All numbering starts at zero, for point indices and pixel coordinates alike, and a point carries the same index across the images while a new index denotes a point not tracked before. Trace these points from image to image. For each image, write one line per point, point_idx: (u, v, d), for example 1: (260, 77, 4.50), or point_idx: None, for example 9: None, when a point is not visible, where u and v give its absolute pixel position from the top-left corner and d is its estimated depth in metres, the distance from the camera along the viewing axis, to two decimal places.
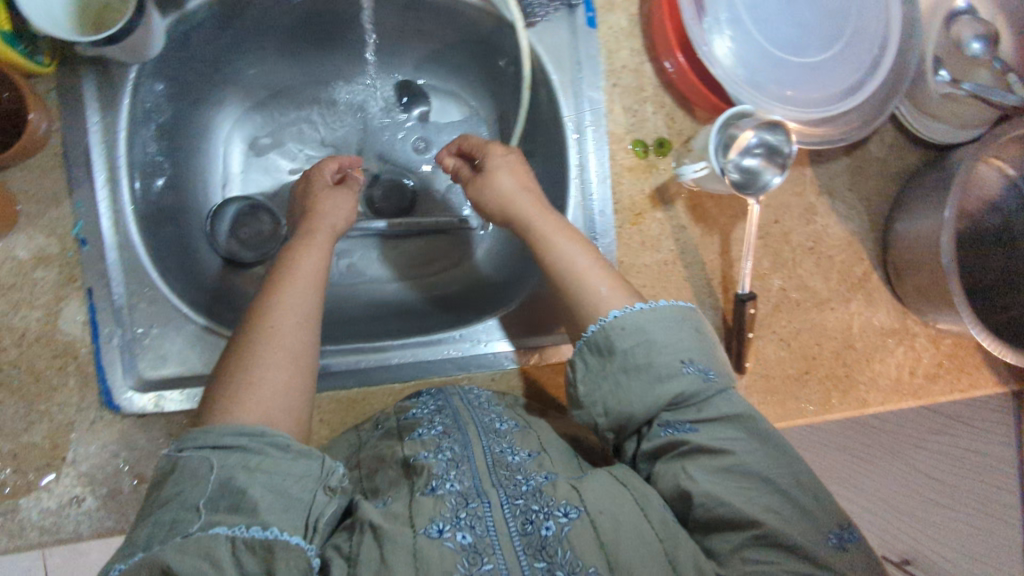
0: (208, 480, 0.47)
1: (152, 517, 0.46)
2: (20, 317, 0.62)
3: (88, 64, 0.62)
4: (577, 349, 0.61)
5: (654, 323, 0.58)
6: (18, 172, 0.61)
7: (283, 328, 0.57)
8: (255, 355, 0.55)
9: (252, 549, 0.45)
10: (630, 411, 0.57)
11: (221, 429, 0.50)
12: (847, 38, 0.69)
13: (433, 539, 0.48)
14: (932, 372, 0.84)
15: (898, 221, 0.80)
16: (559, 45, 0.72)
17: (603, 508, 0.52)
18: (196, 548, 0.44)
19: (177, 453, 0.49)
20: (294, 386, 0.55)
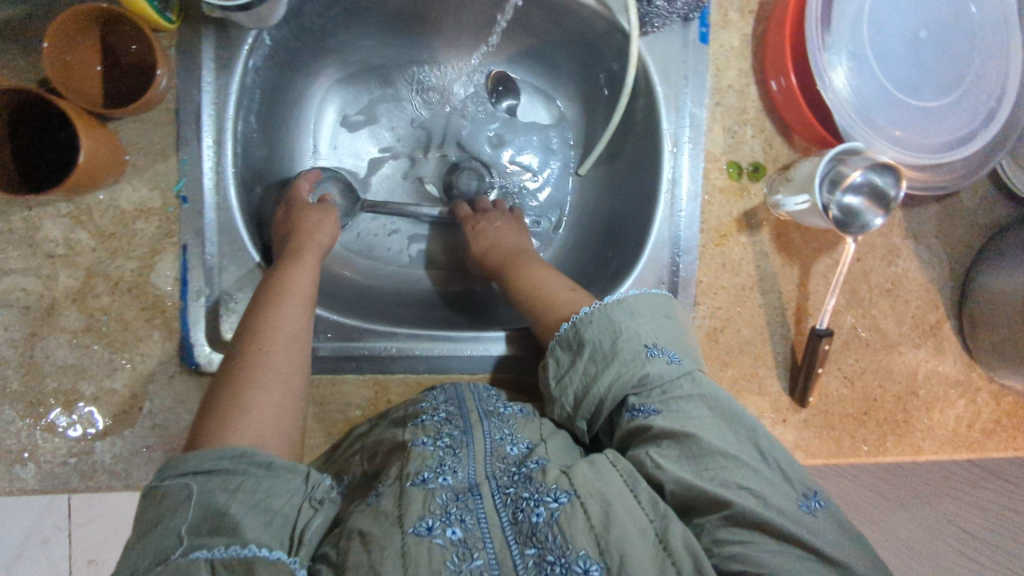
0: (187, 506, 0.45)
1: (132, 549, 0.44)
2: (116, 265, 0.62)
3: (212, 24, 0.62)
4: (552, 347, 0.62)
5: (620, 311, 0.59)
6: (131, 124, 0.62)
7: (275, 353, 0.56)
8: (243, 377, 0.54)
9: (233, 567, 0.42)
10: (600, 398, 0.57)
11: (204, 453, 0.48)
12: (965, 86, 0.69)
13: (422, 537, 0.46)
14: (989, 428, 0.82)
15: (980, 274, 0.78)
16: (669, 57, 0.72)
17: (593, 490, 0.49)
18: (173, 574, 0.41)
19: (157, 482, 0.47)
20: (282, 413, 0.54)
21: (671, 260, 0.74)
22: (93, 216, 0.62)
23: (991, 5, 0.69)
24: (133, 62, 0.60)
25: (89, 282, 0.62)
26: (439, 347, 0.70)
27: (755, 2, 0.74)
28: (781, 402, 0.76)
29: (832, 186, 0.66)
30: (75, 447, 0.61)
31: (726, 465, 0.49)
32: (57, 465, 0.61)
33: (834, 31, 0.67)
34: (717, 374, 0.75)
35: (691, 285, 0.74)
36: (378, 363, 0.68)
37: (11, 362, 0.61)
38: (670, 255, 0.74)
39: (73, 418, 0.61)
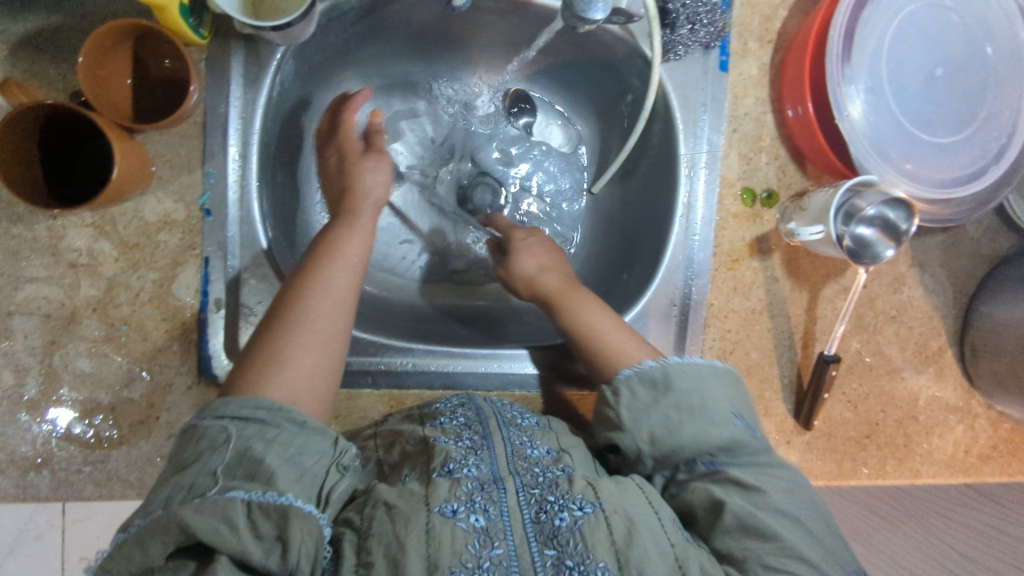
0: (225, 447, 0.48)
1: (171, 479, 0.47)
2: (138, 276, 0.63)
3: (241, 39, 0.62)
4: (622, 378, 0.62)
5: (711, 373, 0.62)
6: (158, 136, 0.63)
7: (320, 314, 0.57)
8: (286, 332, 0.56)
9: (266, 513, 0.46)
10: (679, 445, 0.58)
11: (243, 400, 0.50)
12: (977, 123, 0.71)
13: (447, 518, 0.48)
14: (985, 454, 0.84)
15: (983, 303, 0.80)
16: (689, 84, 0.72)
17: (618, 508, 0.52)
18: (211, 508, 0.45)
19: (198, 421, 0.50)
20: (317, 370, 0.55)
21: (684, 283, 0.75)
22: (117, 226, 0.62)
23: (1005, 45, 0.71)
24: (163, 77, 0.60)
25: (110, 292, 0.62)
26: (453, 363, 0.70)
27: (774, 31, 0.74)
28: (786, 424, 0.78)
29: (846, 218, 0.66)
30: (90, 455, 0.62)
31: (789, 524, 0.55)
32: (72, 473, 0.61)
33: (853, 63, 0.68)
34: None
35: (702, 307, 0.75)
36: (394, 377, 0.69)
37: (31, 369, 0.61)
38: (683, 278, 0.75)
39: (88, 427, 0.62)
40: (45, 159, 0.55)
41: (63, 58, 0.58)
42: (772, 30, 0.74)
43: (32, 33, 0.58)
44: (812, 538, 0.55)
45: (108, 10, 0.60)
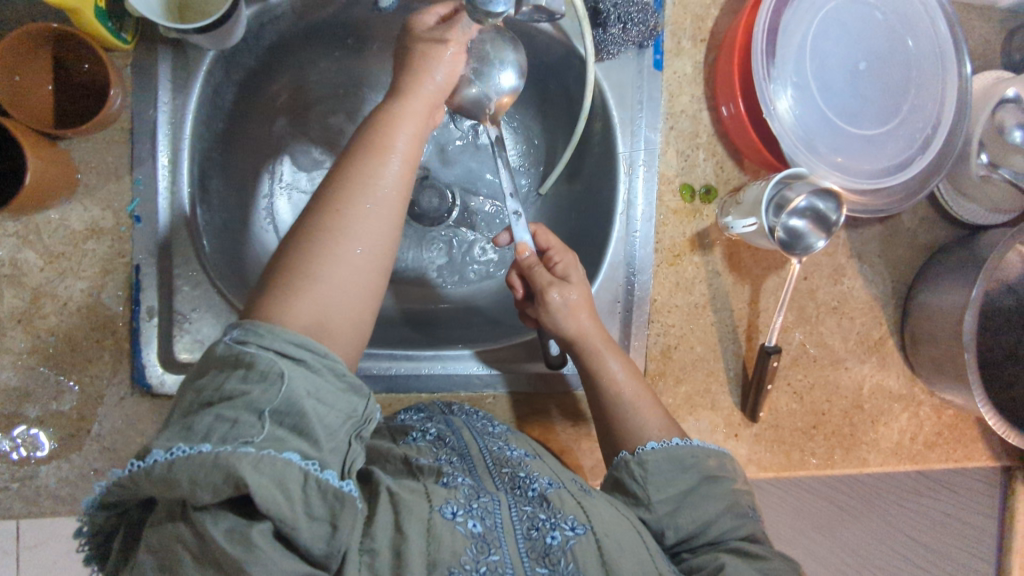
0: (276, 390, 0.42)
1: (215, 409, 0.41)
2: (65, 285, 0.61)
3: (167, 44, 0.62)
4: (649, 450, 0.58)
5: (731, 467, 0.60)
6: (83, 143, 0.61)
7: (360, 231, 0.52)
8: (326, 254, 0.50)
9: (321, 492, 0.40)
10: (700, 531, 0.55)
11: (283, 335, 0.45)
12: (903, 115, 0.74)
13: (447, 520, 0.47)
14: (931, 441, 0.85)
15: (921, 292, 0.81)
16: (624, 83, 0.73)
17: (609, 531, 0.50)
18: (268, 469, 0.38)
19: (239, 346, 0.44)
20: (354, 307, 0.51)
21: (626, 281, 0.76)
22: (42, 235, 0.61)
23: (926, 40, 0.74)
24: (86, 81, 0.59)
25: (36, 302, 0.61)
26: (394, 366, 0.70)
27: (707, 30, 0.76)
28: (733, 417, 0.78)
29: (777, 211, 0.69)
30: (18, 471, 0.60)
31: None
32: None
33: (778, 62, 0.71)
34: (671, 390, 0.77)
35: (645, 304, 0.76)
36: None
37: None
38: (625, 276, 0.75)
39: (16, 442, 0.60)
40: None
41: None
42: (704, 29, 0.76)
43: None
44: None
45: (28, 14, 0.59)
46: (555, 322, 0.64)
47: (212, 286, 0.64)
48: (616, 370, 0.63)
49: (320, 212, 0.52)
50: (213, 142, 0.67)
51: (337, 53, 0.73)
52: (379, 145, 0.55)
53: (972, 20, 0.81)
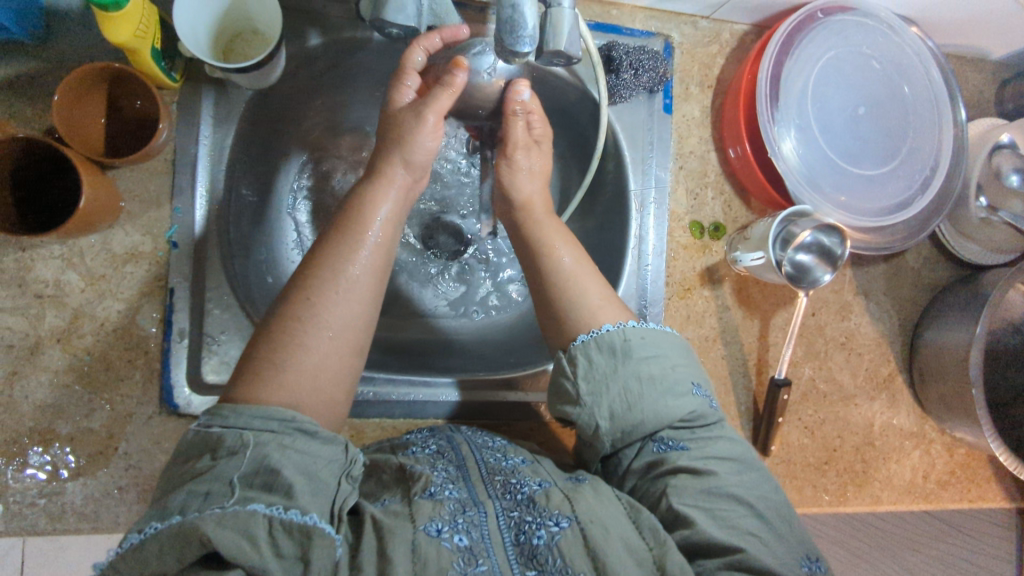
0: (243, 455, 0.44)
1: (186, 486, 0.43)
2: (103, 306, 0.64)
3: (211, 83, 0.66)
4: (580, 344, 0.58)
5: (667, 345, 0.59)
6: (127, 173, 0.66)
7: (331, 309, 0.54)
8: (296, 335, 0.52)
9: (290, 531, 0.42)
10: (638, 419, 0.56)
11: (250, 412, 0.47)
12: (902, 156, 0.79)
13: (432, 538, 0.47)
14: (943, 480, 0.85)
15: (926, 330, 0.83)
16: (636, 125, 0.77)
17: (594, 517, 0.51)
18: (233, 522, 0.40)
19: (205, 430, 0.46)
20: (325, 394, 0.52)
21: (639, 312, 0.77)
22: (84, 259, 0.64)
23: (920, 87, 0.79)
24: (137, 116, 0.64)
25: (74, 322, 0.64)
26: (410, 392, 0.71)
27: (713, 78, 0.81)
28: None
29: (783, 245, 0.72)
30: (46, 487, 0.61)
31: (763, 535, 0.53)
32: (25, 505, 0.61)
33: (782, 105, 0.75)
34: None
35: None
36: (356, 407, 0.69)
37: None
38: (637, 307, 0.77)
39: (46, 459, 0.62)
40: (16, 188, 0.58)
41: (42, 101, 0.63)
42: (711, 77, 0.81)
43: (12, 77, 0.62)
44: (771, 530, 0.53)
45: (86, 55, 0.64)
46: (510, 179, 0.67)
47: (241, 311, 0.67)
48: (560, 257, 0.63)
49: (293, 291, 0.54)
50: (246, 175, 0.71)
51: (365, 96, 0.78)
52: (354, 228, 0.58)
53: (966, 71, 0.85)
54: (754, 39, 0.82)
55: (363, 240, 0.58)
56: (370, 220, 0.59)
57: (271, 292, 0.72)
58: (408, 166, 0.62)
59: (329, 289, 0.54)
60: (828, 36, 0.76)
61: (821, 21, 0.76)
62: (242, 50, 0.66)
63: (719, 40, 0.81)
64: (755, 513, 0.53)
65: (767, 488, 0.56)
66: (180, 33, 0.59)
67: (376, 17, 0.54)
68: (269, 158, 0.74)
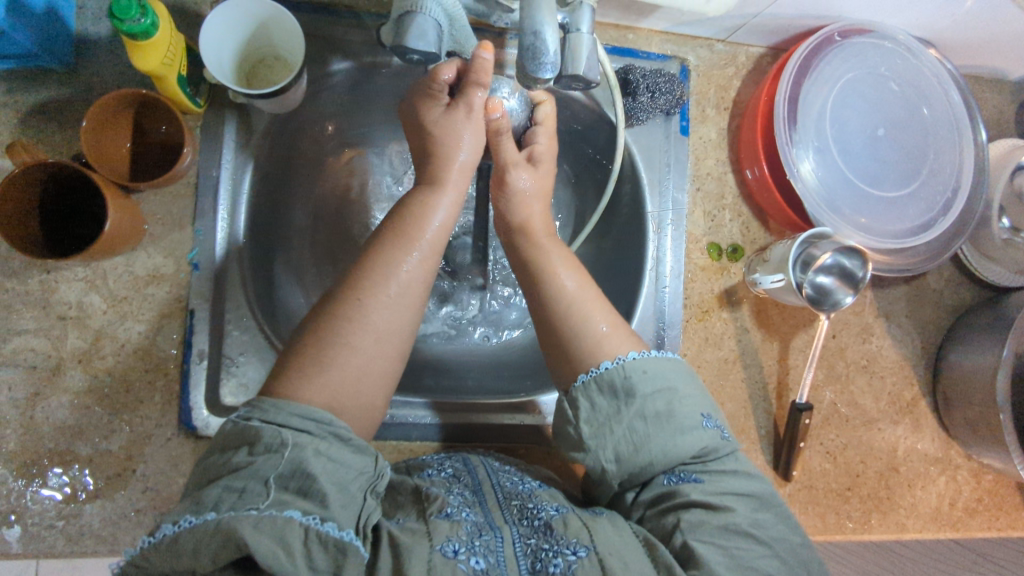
0: (281, 455, 0.44)
1: (222, 481, 0.43)
2: (125, 328, 0.65)
3: (234, 108, 0.67)
4: (580, 384, 0.58)
5: (673, 375, 0.58)
6: (151, 196, 0.67)
7: (374, 312, 0.55)
8: (336, 334, 0.53)
9: (324, 544, 0.42)
10: (647, 460, 0.55)
11: (290, 408, 0.48)
12: (923, 178, 0.78)
13: (448, 559, 0.46)
14: (971, 507, 0.83)
15: (950, 353, 0.81)
16: (653, 147, 0.77)
17: (613, 550, 0.50)
18: (269, 527, 0.40)
19: (244, 423, 0.46)
20: (365, 400, 0.53)
21: (657, 335, 0.76)
22: (108, 280, 0.65)
23: (940, 108, 0.79)
24: (160, 142, 0.65)
25: (96, 343, 0.64)
26: (412, 415, 0.70)
27: (730, 100, 0.81)
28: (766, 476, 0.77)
29: (804, 268, 0.71)
30: (64, 509, 0.61)
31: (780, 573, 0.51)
32: (44, 527, 0.61)
33: (800, 127, 0.75)
34: None
35: None
36: None
37: (10, 422, 0.62)
38: (655, 330, 0.76)
39: (64, 480, 0.62)
40: (43, 210, 0.59)
41: (70, 126, 0.64)
42: (727, 98, 0.81)
43: (41, 103, 0.64)
44: (785, 568, 0.52)
45: (113, 81, 0.65)
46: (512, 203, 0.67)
47: (260, 332, 0.67)
48: (563, 280, 0.63)
49: (337, 295, 0.55)
50: (267, 198, 0.71)
51: (384, 119, 0.79)
52: (410, 238, 0.59)
53: (985, 92, 0.85)
54: (771, 61, 0.82)
55: (414, 247, 0.59)
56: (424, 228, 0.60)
57: (289, 312, 0.73)
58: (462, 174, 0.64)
59: (375, 293, 0.55)
60: (845, 59, 0.76)
61: (838, 44, 0.76)
62: (264, 76, 0.67)
63: (735, 62, 0.81)
64: (770, 549, 0.52)
65: (786, 526, 0.54)
66: (206, 61, 0.61)
67: (397, 43, 0.55)
68: (291, 181, 0.75)
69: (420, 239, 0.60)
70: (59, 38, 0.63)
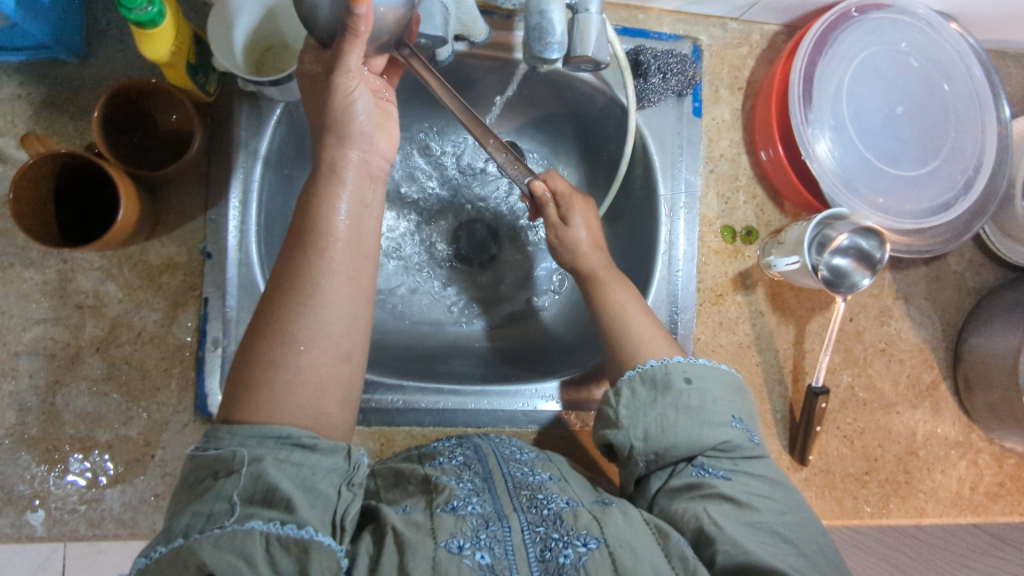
0: (239, 473, 0.45)
1: (188, 508, 0.44)
2: (140, 316, 0.66)
3: (244, 96, 0.67)
4: (627, 377, 0.60)
5: (713, 378, 0.59)
6: (162, 186, 0.67)
7: (293, 326, 0.51)
8: (263, 360, 0.50)
9: (286, 547, 0.43)
10: (670, 443, 0.56)
11: (242, 432, 0.47)
12: (943, 156, 0.76)
13: (453, 554, 0.46)
14: (993, 491, 0.81)
15: (971, 335, 0.80)
16: (665, 128, 0.76)
17: (622, 542, 0.50)
18: (229, 543, 0.41)
19: (203, 453, 0.47)
20: (312, 408, 0.50)
21: (669, 319, 0.75)
22: (123, 269, 0.66)
23: (962, 83, 0.77)
24: (171, 131, 0.65)
25: (113, 332, 0.65)
26: (474, 402, 0.71)
27: (744, 80, 0.79)
28: (781, 460, 0.77)
29: (819, 250, 0.71)
30: (86, 494, 0.63)
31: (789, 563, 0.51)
32: (67, 512, 0.62)
33: (815, 107, 0.73)
34: None
35: (689, 343, 0.76)
36: (385, 415, 0.69)
37: (32, 409, 0.63)
38: (667, 314, 0.75)
39: (85, 466, 0.63)
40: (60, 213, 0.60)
41: (82, 117, 0.65)
42: (741, 79, 0.79)
43: (54, 95, 0.64)
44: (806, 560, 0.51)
45: (124, 72, 0.66)
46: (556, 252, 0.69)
47: None
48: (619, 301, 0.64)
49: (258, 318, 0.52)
50: (278, 187, 0.71)
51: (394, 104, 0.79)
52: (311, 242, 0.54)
53: (1010, 67, 0.83)
54: (786, 40, 0.80)
55: (322, 247, 0.54)
56: (329, 221, 0.55)
57: None
58: (351, 143, 0.57)
59: (293, 307, 0.51)
60: (861, 35, 0.75)
61: (854, 20, 0.74)
62: (272, 64, 0.67)
63: (750, 41, 0.80)
64: (794, 548, 0.52)
65: (811, 529, 0.54)
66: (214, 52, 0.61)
67: None
68: (299, 167, 0.75)
69: (330, 236, 0.54)
70: (71, 29, 0.63)
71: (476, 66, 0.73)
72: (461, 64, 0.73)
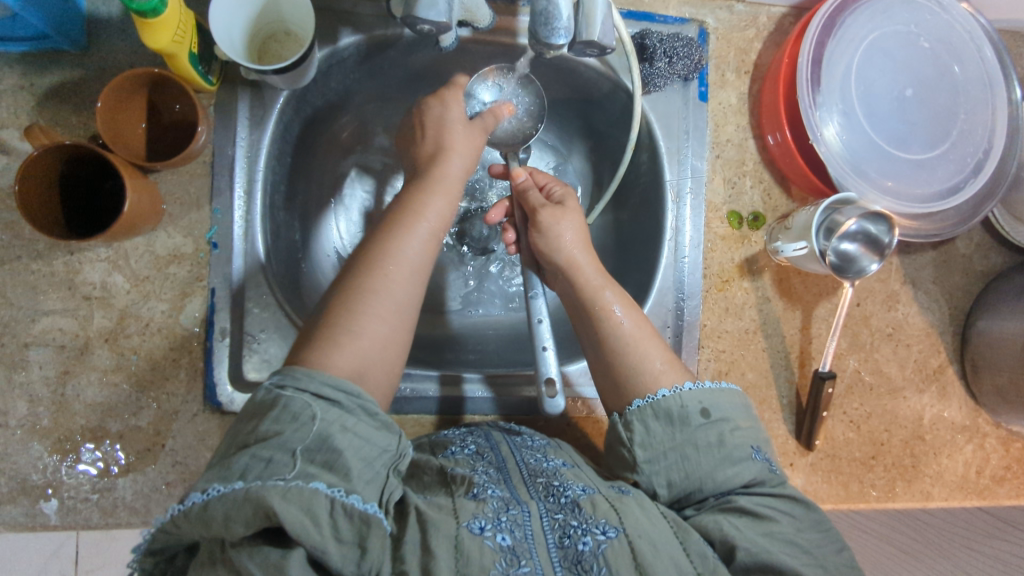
0: (309, 428, 0.45)
1: (250, 450, 0.44)
2: (148, 307, 0.66)
3: (247, 85, 0.67)
4: (635, 410, 0.58)
5: (728, 406, 0.58)
6: (167, 176, 0.67)
7: (390, 284, 0.56)
8: (353, 309, 0.53)
9: (349, 515, 0.43)
10: (696, 487, 0.56)
11: (322, 377, 0.48)
12: (954, 140, 0.75)
13: (475, 534, 0.47)
14: (999, 475, 0.81)
15: (980, 320, 0.79)
16: (671, 114, 0.75)
17: (643, 531, 0.50)
18: (297, 498, 0.41)
19: (277, 391, 0.47)
20: (386, 365, 0.54)
21: (676, 305, 0.75)
22: (129, 260, 0.66)
23: (973, 66, 0.76)
24: (176, 121, 0.65)
25: (121, 323, 0.65)
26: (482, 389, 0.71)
27: (750, 63, 0.79)
28: (787, 445, 0.77)
29: (828, 234, 0.70)
30: (98, 483, 0.63)
31: (795, 553, 0.52)
32: (79, 501, 0.63)
33: (824, 90, 0.73)
34: None
35: (695, 329, 0.76)
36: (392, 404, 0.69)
37: (43, 399, 0.63)
38: (674, 301, 0.75)
39: (97, 455, 0.63)
40: (65, 196, 0.60)
41: (86, 108, 0.64)
42: (747, 62, 0.78)
43: (57, 86, 0.64)
44: (815, 564, 0.52)
45: (127, 62, 0.65)
46: (548, 244, 0.65)
47: (279, 310, 0.67)
48: (617, 318, 0.62)
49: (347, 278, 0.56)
50: (282, 175, 0.71)
51: (397, 90, 0.78)
52: (408, 223, 0.59)
53: (1021, 48, 0.81)
54: (793, 21, 0.79)
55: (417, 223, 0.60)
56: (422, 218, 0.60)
57: (309, 289, 0.74)
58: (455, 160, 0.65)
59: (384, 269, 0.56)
60: (870, 17, 0.74)
61: (861, 2, 0.74)
62: (275, 51, 0.67)
63: (757, 24, 0.79)
64: (813, 559, 0.52)
65: (828, 546, 0.54)
66: (219, 41, 0.60)
67: (407, 13, 0.54)
68: (304, 157, 0.75)
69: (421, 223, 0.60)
70: (72, 18, 0.63)
71: (480, 52, 0.73)
72: (465, 47, 0.72)
